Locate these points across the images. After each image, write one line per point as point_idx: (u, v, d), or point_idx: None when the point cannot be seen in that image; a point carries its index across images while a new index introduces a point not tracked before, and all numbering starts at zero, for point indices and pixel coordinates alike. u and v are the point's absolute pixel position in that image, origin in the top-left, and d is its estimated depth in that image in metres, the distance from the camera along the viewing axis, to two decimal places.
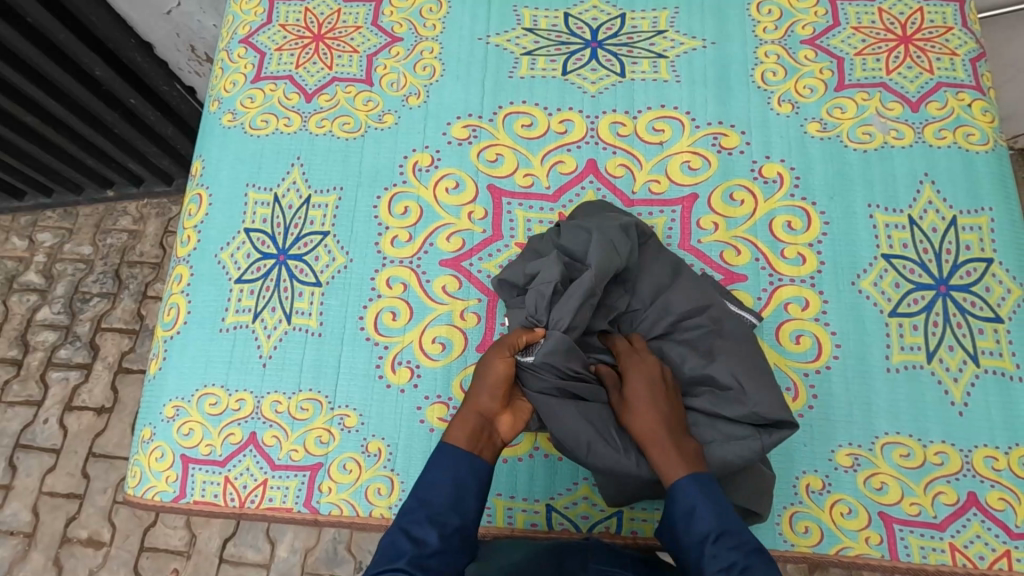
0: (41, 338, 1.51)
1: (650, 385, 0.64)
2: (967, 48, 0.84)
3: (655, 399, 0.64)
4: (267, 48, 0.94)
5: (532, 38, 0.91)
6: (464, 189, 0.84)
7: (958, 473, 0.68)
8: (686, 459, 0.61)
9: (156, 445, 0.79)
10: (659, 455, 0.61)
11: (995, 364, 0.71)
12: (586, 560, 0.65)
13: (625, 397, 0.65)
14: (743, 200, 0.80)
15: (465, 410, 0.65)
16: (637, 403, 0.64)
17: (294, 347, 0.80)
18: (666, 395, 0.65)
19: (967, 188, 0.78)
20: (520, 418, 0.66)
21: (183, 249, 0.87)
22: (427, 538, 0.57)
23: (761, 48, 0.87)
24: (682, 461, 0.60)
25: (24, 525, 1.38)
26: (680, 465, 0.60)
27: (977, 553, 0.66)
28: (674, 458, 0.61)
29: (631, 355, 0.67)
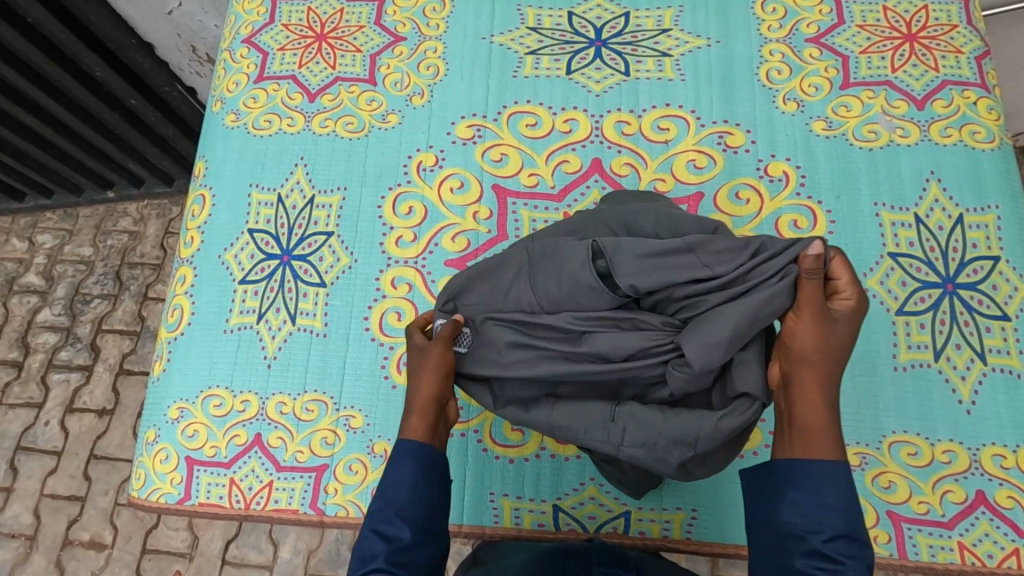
0: (42, 339, 1.51)
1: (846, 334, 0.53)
2: (973, 46, 0.84)
3: (831, 348, 0.53)
4: (270, 48, 0.94)
5: (536, 37, 0.90)
6: (469, 188, 0.84)
7: (965, 471, 0.68)
8: (837, 441, 0.51)
9: (161, 447, 0.78)
10: (814, 418, 0.52)
11: (1002, 362, 0.71)
12: (588, 563, 0.65)
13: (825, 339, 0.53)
14: (749, 199, 0.80)
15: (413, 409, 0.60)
16: (818, 351, 0.53)
17: (299, 347, 0.80)
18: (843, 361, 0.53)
19: (973, 186, 0.78)
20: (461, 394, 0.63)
21: (186, 250, 0.87)
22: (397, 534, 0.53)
23: (766, 47, 0.87)
24: (833, 441, 0.51)
25: (25, 527, 1.37)
26: (826, 439, 0.51)
27: (986, 552, 0.66)
28: (819, 429, 0.52)
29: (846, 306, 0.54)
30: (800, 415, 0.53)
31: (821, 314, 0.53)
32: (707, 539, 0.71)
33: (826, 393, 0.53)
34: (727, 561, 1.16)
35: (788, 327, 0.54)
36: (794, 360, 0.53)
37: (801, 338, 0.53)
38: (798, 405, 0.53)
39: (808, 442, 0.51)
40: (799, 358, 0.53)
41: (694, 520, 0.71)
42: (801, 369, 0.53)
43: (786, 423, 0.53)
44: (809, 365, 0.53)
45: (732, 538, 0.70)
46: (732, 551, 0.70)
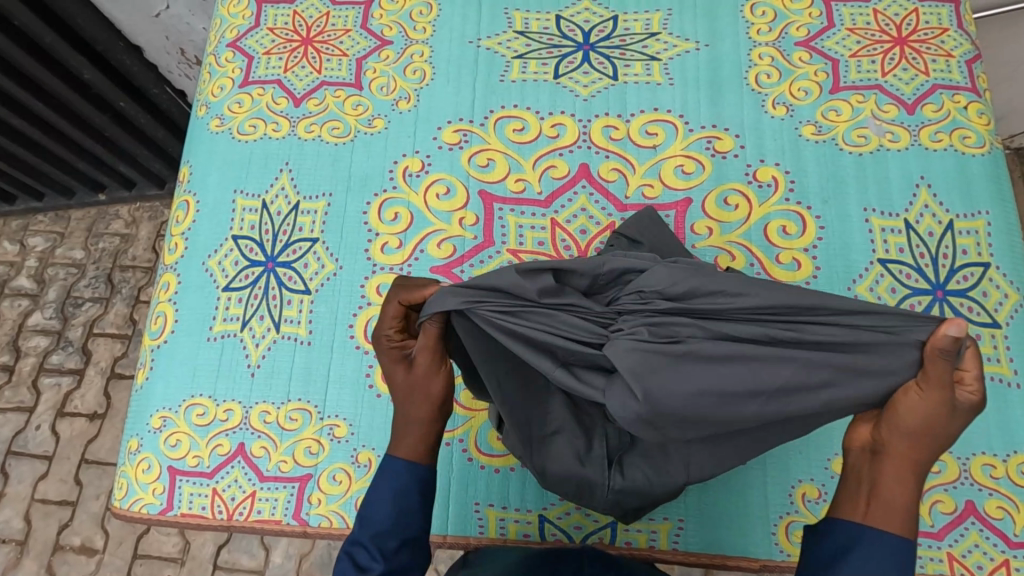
0: (33, 343, 1.50)
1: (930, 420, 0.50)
2: (964, 49, 0.83)
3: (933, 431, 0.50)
4: (255, 52, 0.93)
5: (524, 40, 0.90)
6: (455, 194, 0.83)
7: (955, 481, 0.68)
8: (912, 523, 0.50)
9: (143, 457, 0.77)
10: (891, 497, 0.51)
11: (993, 370, 0.70)
12: (581, 562, 0.65)
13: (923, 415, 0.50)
14: (737, 205, 0.79)
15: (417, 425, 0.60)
16: (913, 425, 0.50)
17: (283, 355, 0.79)
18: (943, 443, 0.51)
19: (964, 191, 0.77)
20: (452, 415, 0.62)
21: (170, 257, 0.86)
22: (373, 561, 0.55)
23: (755, 50, 0.86)
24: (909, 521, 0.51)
25: (15, 533, 1.36)
26: (904, 519, 0.50)
27: (975, 563, 0.66)
28: (901, 509, 0.50)
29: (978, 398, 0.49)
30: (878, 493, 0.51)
31: (937, 395, 0.49)
32: (694, 550, 0.70)
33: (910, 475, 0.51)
34: None
35: (896, 398, 0.51)
36: (890, 432, 0.51)
37: (903, 407, 0.50)
38: (878, 481, 0.51)
39: (882, 515, 0.51)
40: (890, 426, 0.51)
41: (681, 531, 0.70)
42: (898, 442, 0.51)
43: (861, 495, 0.52)
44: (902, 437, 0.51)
45: (721, 548, 0.69)
46: (720, 561, 0.70)
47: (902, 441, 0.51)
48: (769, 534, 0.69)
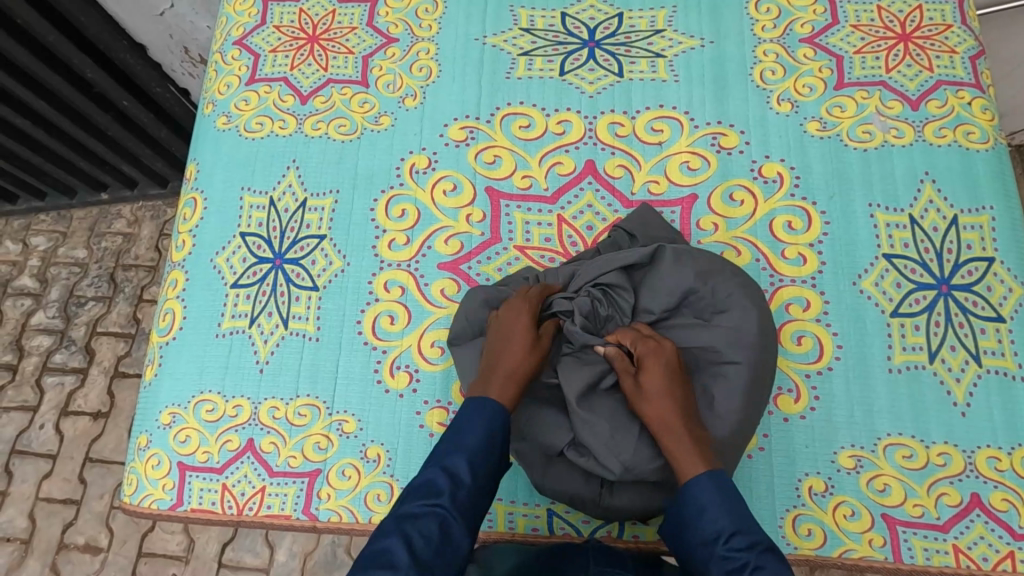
0: (36, 342, 1.50)
1: (667, 381, 0.63)
2: (967, 46, 0.84)
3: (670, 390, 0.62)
4: (261, 50, 0.93)
5: (529, 38, 0.90)
6: (462, 191, 0.83)
7: (960, 473, 0.68)
8: (702, 453, 0.60)
9: (153, 453, 0.78)
10: (680, 448, 0.60)
11: (997, 364, 0.71)
12: (586, 560, 0.63)
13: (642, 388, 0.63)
14: (743, 200, 0.79)
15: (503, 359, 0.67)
16: (653, 393, 0.63)
17: (291, 352, 0.79)
18: (681, 390, 0.63)
19: (968, 186, 0.78)
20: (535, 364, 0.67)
21: (178, 254, 0.86)
22: (463, 480, 0.61)
23: (760, 47, 0.86)
24: (698, 458, 0.60)
25: (20, 531, 1.37)
26: (694, 459, 0.59)
27: (981, 555, 0.66)
28: (685, 455, 0.60)
29: (644, 352, 0.65)
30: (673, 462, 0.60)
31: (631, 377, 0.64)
32: None
33: (675, 428, 0.61)
34: None
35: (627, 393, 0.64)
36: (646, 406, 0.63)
37: (635, 394, 0.64)
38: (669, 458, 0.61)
39: (683, 472, 0.59)
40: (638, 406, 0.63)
41: None
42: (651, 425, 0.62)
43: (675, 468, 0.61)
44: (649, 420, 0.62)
45: None
46: None
47: (648, 408, 0.62)
48: (776, 529, 0.68)
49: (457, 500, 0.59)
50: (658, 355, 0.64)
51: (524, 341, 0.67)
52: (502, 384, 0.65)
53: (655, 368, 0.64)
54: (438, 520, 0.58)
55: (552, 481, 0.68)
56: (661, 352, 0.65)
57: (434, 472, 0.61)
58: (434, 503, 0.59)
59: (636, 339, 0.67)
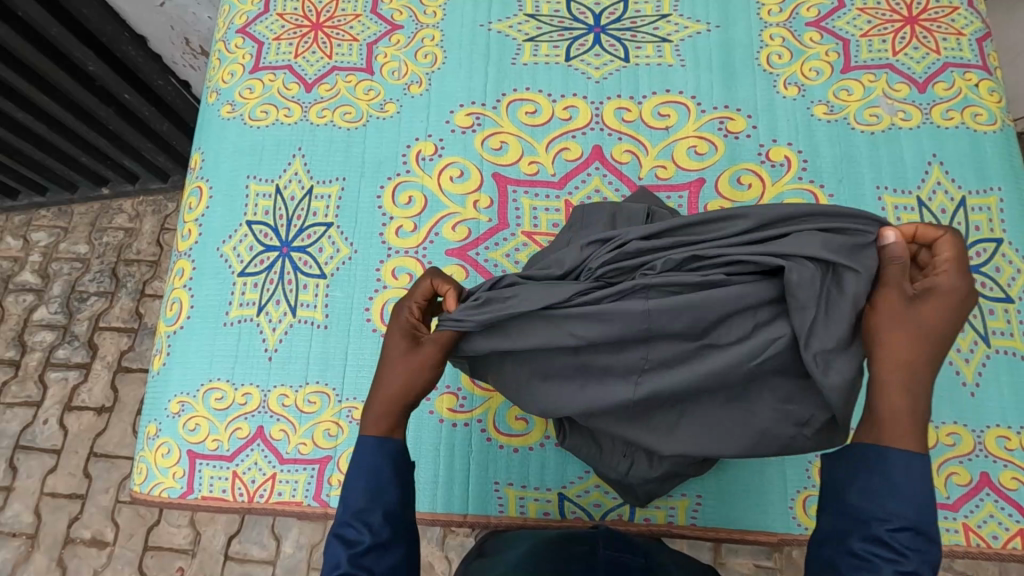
0: (39, 338, 1.50)
1: (935, 320, 0.47)
2: (974, 28, 0.84)
3: (921, 339, 0.47)
4: (265, 38, 0.92)
5: (534, 24, 0.90)
6: (468, 177, 0.83)
7: (970, 453, 0.68)
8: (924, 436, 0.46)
9: (162, 442, 0.78)
10: (891, 408, 0.47)
11: (1006, 344, 0.71)
12: (593, 547, 0.65)
13: (903, 310, 0.48)
14: (751, 184, 0.79)
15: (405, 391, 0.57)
16: (898, 341, 0.48)
17: (300, 340, 0.79)
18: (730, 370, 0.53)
19: (976, 168, 0.78)
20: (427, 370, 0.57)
21: (184, 243, 0.86)
22: None
23: (766, 31, 0.86)
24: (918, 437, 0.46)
25: (26, 526, 1.37)
26: (908, 435, 0.46)
27: (990, 533, 0.66)
28: (904, 421, 0.46)
29: (953, 285, 0.47)
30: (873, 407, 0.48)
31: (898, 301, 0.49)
32: (713, 525, 0.71)
33: (908, 388, 0.47)
34: (729, 548, 1.15)
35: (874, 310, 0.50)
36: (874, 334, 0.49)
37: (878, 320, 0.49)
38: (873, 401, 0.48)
39: (887, 433, 0.47)
40: (875, 339, 0.49)
41: (699, 506, 0.71)
42: (871, 352, 0.49)
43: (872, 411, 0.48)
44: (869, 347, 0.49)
45: (738, 523, 0.70)
46: (737, 536, 0.70)
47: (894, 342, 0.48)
48: (787, 509, 0.70)
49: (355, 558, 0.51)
50: (956, 297, 0.47)
51: (401, 348, 0.57)
52: (379, 414, 0.56)
53: (950, 307, 0.47)
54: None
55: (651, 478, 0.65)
56: (957, 299, 0.47)
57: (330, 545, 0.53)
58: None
59: (961, 273, 0.47)
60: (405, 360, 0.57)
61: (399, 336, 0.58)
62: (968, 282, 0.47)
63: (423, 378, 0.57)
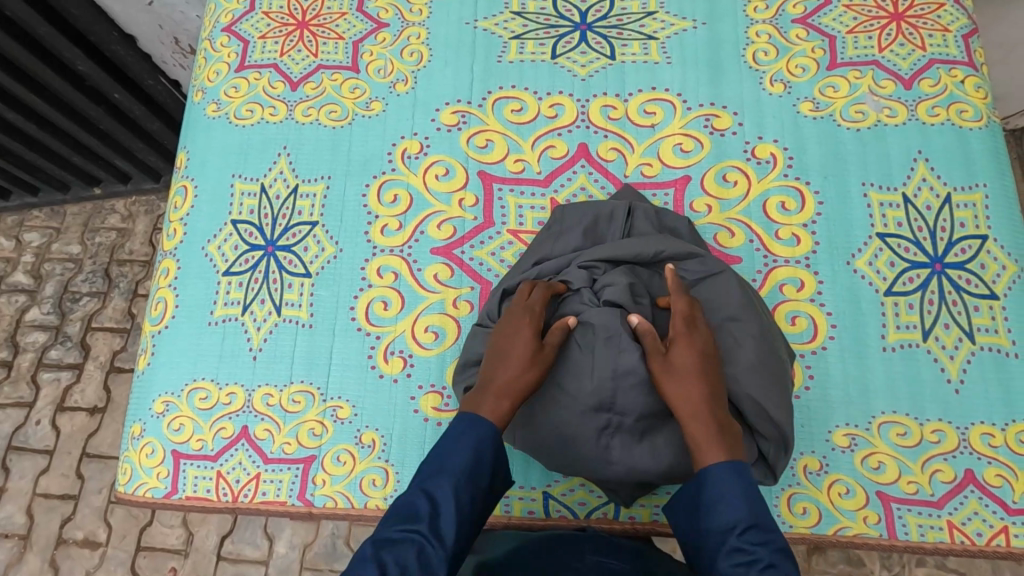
0: (31, 339, 1.49)
1: (697, 358, 0.61)
2: (960, 24, 0.84)
3: (703, 374, 0.60)
4: (251, 37, 0.92)
5: (521, 21, 0.89)
6: (454, 175, 0.83)
7: (954, 450, 0.68)
8: (728, 447, 0.57)
9: (147, 442, 0.77)
10: (695, 439, 0.58)
11: (991, 341, 0.71)
12: (582, 551, 0.64)
13: (665, 366, 0.61)
14: (736, 181, 0.79)
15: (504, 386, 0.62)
16: (679, 386, 0.60)
17: (285, 339, 0.79)
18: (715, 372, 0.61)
19: (962, 165, 0.77)
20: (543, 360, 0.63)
21: (169, 243, 0.86)
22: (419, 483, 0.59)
23: (753, 28, 0.86)
24: (722, 447, 0.57)
25: (18, 527, 1.36)
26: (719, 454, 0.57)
27: (975, 530, 0.66)
28: (712, 444, 0.57)
29: (680, 330, 0.63)
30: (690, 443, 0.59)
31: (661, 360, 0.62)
32: None
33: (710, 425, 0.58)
34: None
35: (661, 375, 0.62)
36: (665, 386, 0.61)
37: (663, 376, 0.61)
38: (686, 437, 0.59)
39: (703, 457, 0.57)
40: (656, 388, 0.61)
41: None
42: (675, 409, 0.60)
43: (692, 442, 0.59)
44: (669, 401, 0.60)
45: None
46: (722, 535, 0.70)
47: (672, 386, 0.60)
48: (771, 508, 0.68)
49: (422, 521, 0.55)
50: (696, 335, 0.63)
51: (526, 351, 0.63)
52: (495, 401, 0.61)
53: (696, 346, 0.62)
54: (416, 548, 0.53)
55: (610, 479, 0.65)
56: (697, 336, 0.62)
57: (414, 496, 0.57)
58: (411, 529, 0.54)
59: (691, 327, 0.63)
60: (533, 361, 0.63)
61: (526, 336, 0.64)
62: (693, 324, 0.63)
63: (543, 377, 0.64)
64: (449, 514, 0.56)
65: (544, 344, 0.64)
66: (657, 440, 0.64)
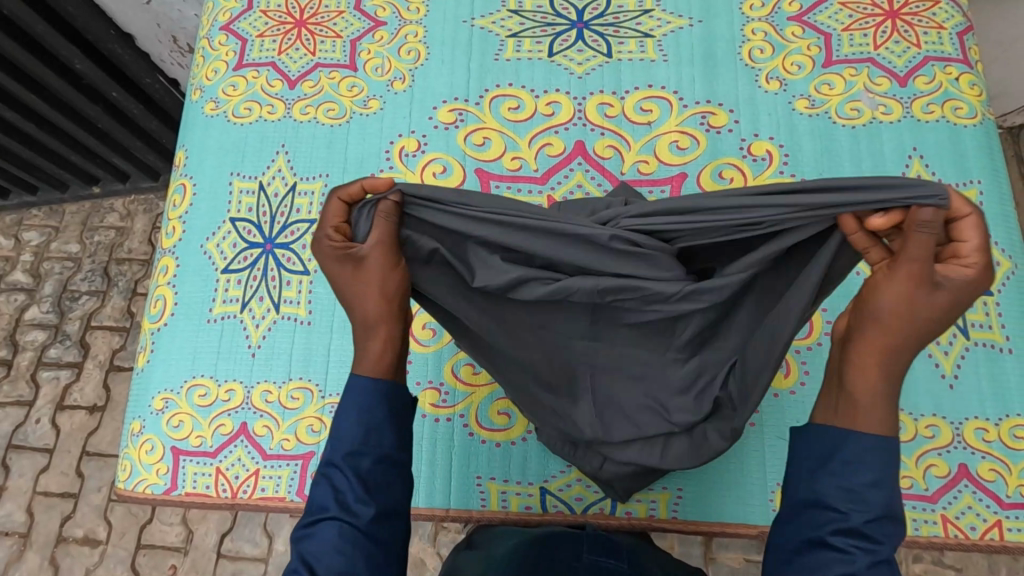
0: (30, 338, 1.50)
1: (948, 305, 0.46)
2: (955, 21, 0.84)
3: (912, 314, 0.47)
4: (248, 35, 0.92)
5: (518, 20, 0.90)
6: (451, 173, 0.83)
7: (948, 445, 0.69)
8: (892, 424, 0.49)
9: (146, 438, 0.78)
10: (870, 395, 0.49)
11: (985, 336, 0.71)
12: (578, 549, 0.65)
13: (903, 287, 0.46)
14: (732, 178, 0.79)
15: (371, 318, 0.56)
16: (897, 293, 0.47)
17: (283, 336, 0.79)
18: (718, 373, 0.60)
19: (956, 162, 0.78)
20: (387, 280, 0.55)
21: (168, 241, 0.86)
22: None
23: (748, 26, 0.86)
24: (885, 419, 0.49)
25: (18, 526, 1.37)
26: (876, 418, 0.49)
27: (968, 524, 0.67)
28: (869, 403, 0.49)
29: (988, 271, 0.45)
30: (847, 387, 0.50)
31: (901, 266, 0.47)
32: (693, 518, 0.71)
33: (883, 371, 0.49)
34: (719, 543, 1.15)
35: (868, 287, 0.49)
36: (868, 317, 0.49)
37: (880, 294, 0.48)
38: (846, 377, 0.50)
39: (859, 414, 0.50)
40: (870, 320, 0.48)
41: (679, 499, 0.72)
42: (870, 338, 0.49)
43: (833, 380, 0.52)
44: (872, 325, 0.48)
45: (718, 517, 0.71)
46: (718, 530, 0.71)
47: (876, 330, 0.49)
48: (765, 502, 0.70)
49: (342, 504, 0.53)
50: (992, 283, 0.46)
51: (380, 275, 0.55)
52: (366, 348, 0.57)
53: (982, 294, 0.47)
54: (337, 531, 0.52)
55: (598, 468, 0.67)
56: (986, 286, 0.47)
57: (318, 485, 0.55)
58: (325, 520, 0.53)
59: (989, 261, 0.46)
60: (361, 281, 0.55)
61: (341, 267, 0.55)
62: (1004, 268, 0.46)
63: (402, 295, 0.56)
64: (355, 492, 0.53)
65: (400, 263, 0.55)
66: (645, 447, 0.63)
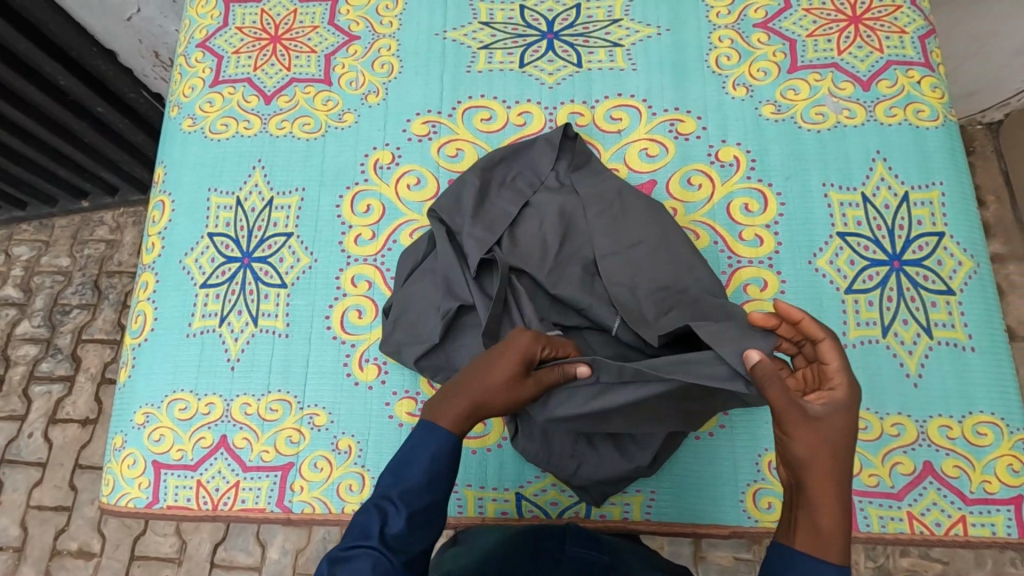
0: (22, 352, 1.50)
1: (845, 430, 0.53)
2: (917, 25, 0.85)
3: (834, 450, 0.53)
4: (224, 52, 0.94)
5: (489, 31, 0.91)
6: (425, 185, 0.84)
7: (913, 443, 0.70)
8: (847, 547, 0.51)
9: (128, 453, 0.79)
10: (828, 525, 0.51)
11: (948, 335, 0.73)
12: (561, 543, 0.68)
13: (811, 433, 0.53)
14: (701, 184, 0.81)
15: (477, 383, 0.60)
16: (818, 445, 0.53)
17: (262, 349, 0.80)
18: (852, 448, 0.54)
19: (919, 163, 0.79)
20: (507, 392, 0.60)
21: (148, 257, 0.87)
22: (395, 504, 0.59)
23: (715, 33, 0.88)
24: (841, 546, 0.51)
25: (13, 540, 1.38)
26: (833, 545, 0.51)
27: (933, 520, 0.68)
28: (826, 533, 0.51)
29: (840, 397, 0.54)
30: (810, 510, 0.52)
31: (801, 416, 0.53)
32: (667, 520, 0.72)
33: (834, 496, 0.52)
34: (708, 543, 1.17)
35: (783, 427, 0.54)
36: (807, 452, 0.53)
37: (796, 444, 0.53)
38: (811, 516, 0.52)
39: (822, 543, 0.51)
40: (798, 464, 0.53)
41: (653, 502, 0.73)
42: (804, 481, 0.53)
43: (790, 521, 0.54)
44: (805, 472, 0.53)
45: (691, 517, 0.72)
46: (691, 530, 0.72)
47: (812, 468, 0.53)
48: (737, 503, 0.71)
49: (385, 536, 0.56)
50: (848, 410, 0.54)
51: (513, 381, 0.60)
52: (457, 401, 0.60)
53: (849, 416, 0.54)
54: (371, 562, 0.54)
55: (568, 459, 0.70)
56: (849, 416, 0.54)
57: (366, 512, 0.57)
58: (365, 548, 0.55)
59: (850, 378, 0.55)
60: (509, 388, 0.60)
61: (516, 364, 0.60)
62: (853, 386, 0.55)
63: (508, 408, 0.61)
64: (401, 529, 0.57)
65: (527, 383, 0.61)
66: (609, 458, 0.70)
